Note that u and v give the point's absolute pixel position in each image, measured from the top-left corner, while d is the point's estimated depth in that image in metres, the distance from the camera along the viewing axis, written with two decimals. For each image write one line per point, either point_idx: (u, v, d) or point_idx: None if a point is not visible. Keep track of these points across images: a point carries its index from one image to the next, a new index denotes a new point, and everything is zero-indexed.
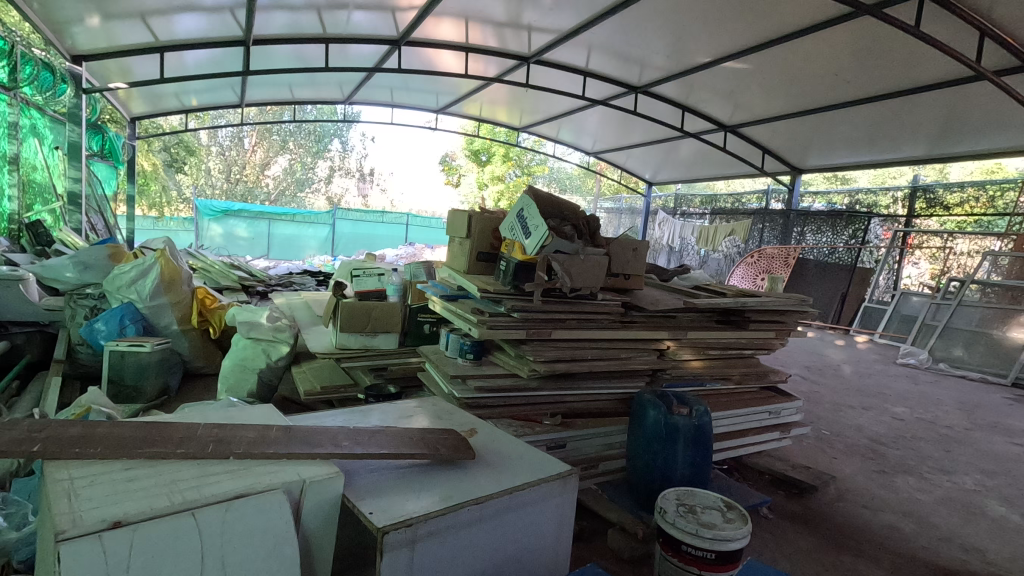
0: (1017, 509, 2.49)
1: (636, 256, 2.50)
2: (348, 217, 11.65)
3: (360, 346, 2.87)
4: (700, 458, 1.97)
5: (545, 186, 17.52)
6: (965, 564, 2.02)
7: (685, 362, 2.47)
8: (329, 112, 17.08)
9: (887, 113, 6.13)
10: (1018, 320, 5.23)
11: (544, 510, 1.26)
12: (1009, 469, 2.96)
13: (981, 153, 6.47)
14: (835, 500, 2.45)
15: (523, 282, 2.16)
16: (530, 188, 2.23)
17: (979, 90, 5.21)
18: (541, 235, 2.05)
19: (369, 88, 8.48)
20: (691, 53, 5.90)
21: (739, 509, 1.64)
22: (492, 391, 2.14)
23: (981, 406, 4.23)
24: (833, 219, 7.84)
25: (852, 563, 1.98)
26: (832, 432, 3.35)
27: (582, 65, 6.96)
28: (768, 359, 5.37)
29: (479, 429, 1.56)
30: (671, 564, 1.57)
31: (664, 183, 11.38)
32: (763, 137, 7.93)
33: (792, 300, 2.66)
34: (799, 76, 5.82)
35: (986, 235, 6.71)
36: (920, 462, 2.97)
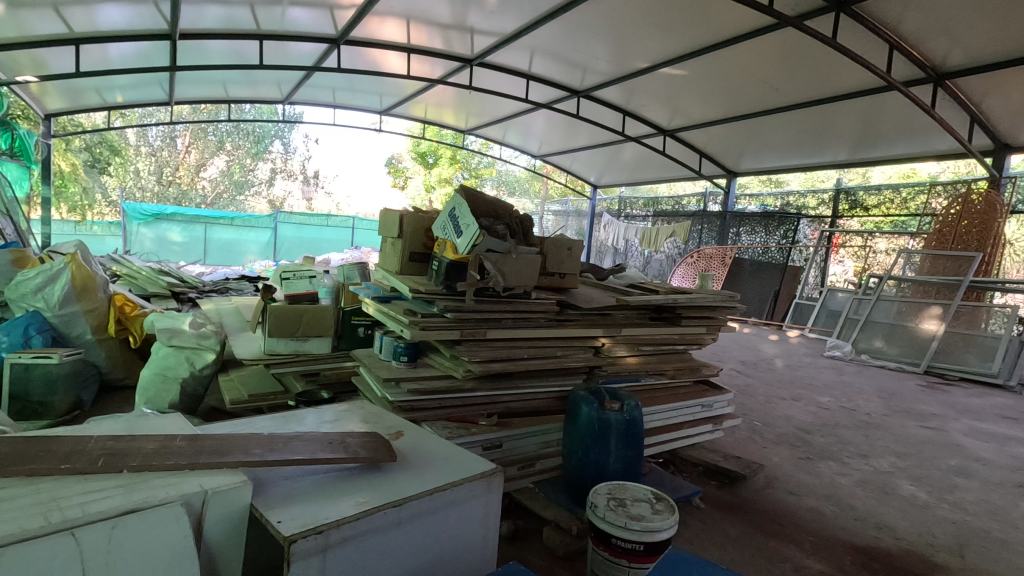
0: (925, 487, 2.67)
1: (570, 255, 2.52)
2: (291, 221, 11.28)
3: (291, 352, 2.79)
4: (631, 453, 2.01)
5: (493, 189, 17.55)
6: (878, 540, 2.15)
7: (620, 359, 2.52)
8: (270, 112, 16.54)
9: (813, 120, 6.49)
10: (929, 312, 5.64)
11: (468, 511, 1.24)
12: (920, 451, 3.18)
13: (896, 158, 6.95)
14: (763, 488, 2.55)
15: (455, 281, 2.15)
16: (462, 186, 2.23)
17: (890, 101, 5.61)
18: (472, 233, 2.03)
19: (309, 87, 8.23)
20: (631, 58, 6.05)
21: (668, 500, 1.68)
22: (426, 394, 2.11)
23: (896, 393, 4.54)
24: (765, 221, 8.26)
25: (776, 546, 2.06)
26: (763, 423, 3.49)
27: (525, 68, 7.02)
28: (707, 355, 5.56)
29: (405, 431, 1.53)
30: (603, 557, 1.58)
31: (608, 186, 11.67)
32: (699, 141, 8.23)
33: (720, 296, 2.77)
34: (731, 83, 6.09)
35: (900, 234, 7.03)
36: (842, 447, 3.15)
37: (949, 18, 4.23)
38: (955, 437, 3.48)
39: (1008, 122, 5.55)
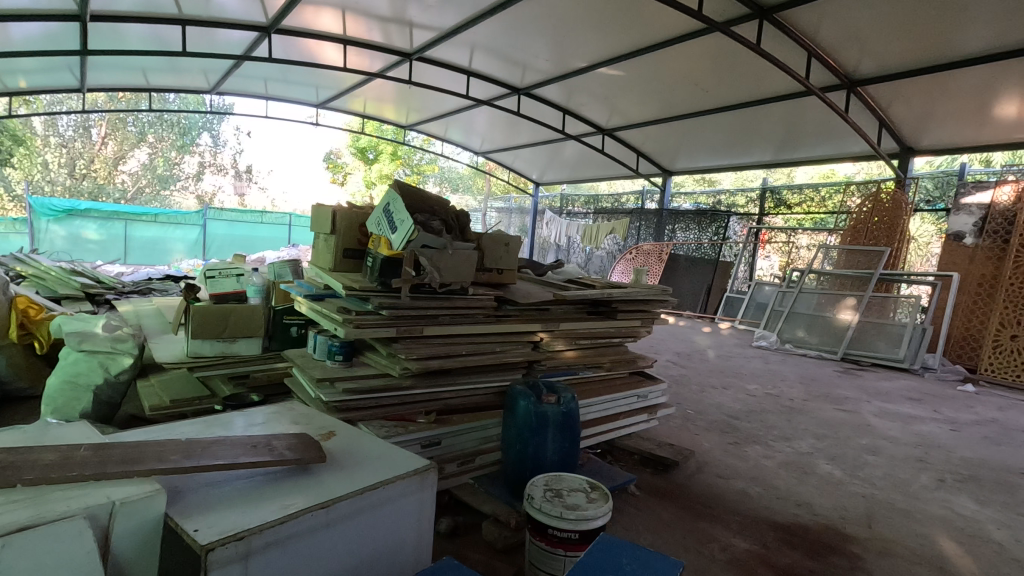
0: (839, 465, 2.87)
1: (508, 251, 2.52)
2: (221, 218, 10.73)
3: (218, 354, 2.68)
4: (567, 444, 2.04)
5: (436, 185, 17.38)
6: (797, 517, 2.29)
7: (558, 353, 2.56)
8: (197, 101, 15.65)
9: (741, 121, 6.82)
10: (845, 303, 6.06)
11: (402, 509, 1.23)
12: (835, 432, 3.41)
13: (816, 159, 7.42)
14: (695, 473, 2.66)
15: (390, 278, 2.12)
16: (395, 181, 2.19)
17: (810, 105, 5.98)
18: (406, 229, 1.99)
19: (238, 77, 7.84)
20: (570, 57, 6.14)
21: (602, 489, 1.72)
22: (362, 393, 2.08)
23: (815, 379, 4.85)
24: (699, 219, 8.72)
25: (705, 527, 2.16)
26: (696, 411, 3.65)
27: (465, 64, 6.98)
28: (644, 347, 5.75)
29: (338, 431, 1.49)
30: (539, 548, 1.61)
31: (550, 183, 11.86)
32: (637, 141, 8.48)
33: (653, 289, 2.86)
34: (665, 85, 6.31)
35: (821, 230, 7.46)
36: (767, 431, 3.33)
37: (859, 29, 4.56)
38: (866, 418, 3.76)
39: (911, 127, 6.04)
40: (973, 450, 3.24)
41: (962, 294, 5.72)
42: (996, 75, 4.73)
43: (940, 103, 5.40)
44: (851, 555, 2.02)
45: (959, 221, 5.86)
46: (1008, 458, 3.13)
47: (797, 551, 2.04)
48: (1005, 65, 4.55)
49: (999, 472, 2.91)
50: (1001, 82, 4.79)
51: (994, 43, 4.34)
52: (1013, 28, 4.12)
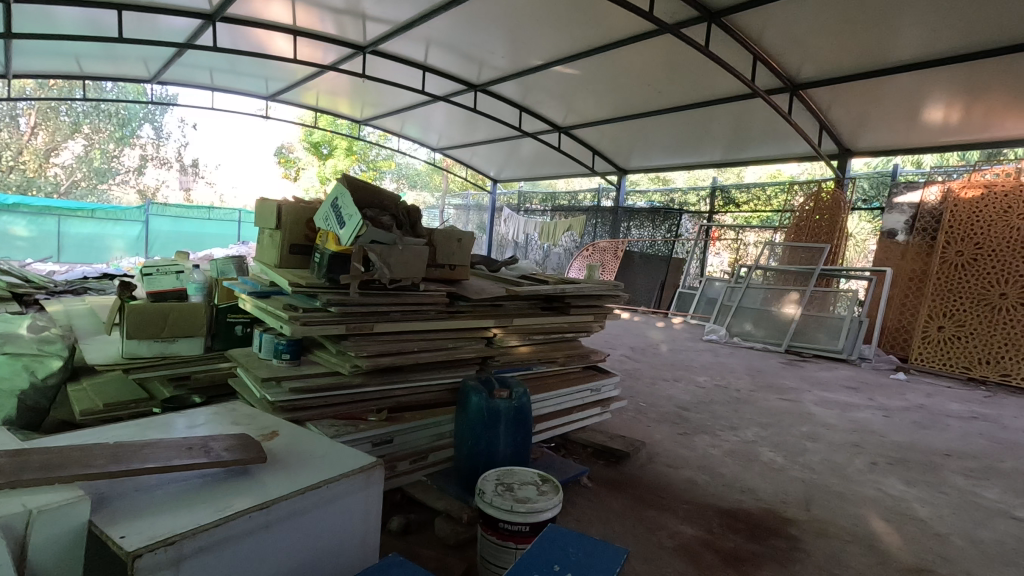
0: (781, 452, 3.00)
1: (460, 247, 2.52)
2: (165, 214, 10.27)
3: (156, 355, 2.57)
4: (520, 438, 2.06)
5: (393, 182, 17.14)
6: (741, 503, 2.38)
7: (511, 348, 2.57)
8: (137, 91, 14.88)
9: (692, 121, 7.01)
10: (788, 297, 6.33)
11: (347, 506, 1.22)
12: (778, 420, 3.57)
13: (761, 159, 7.72)
14: (646, 463, 2.72)
15: (338, 274, 2.08)
16: (343, 175, 2.15)
17: (756, 107, 6.21)
18: (355, 224, 1.95)
19: (181, 67, 7.49)
20: (526, 55, 6.17)
21: (553, 481, 1.75)
22: (309, 391, 2.03)
23: (761, 371, 5.05)
24: (652, 216, 8.95)
25: (654, 516, 2.21)
26: (648, 403, 3.74)
27: (421, 59, 6.90)
28: (599, 342, 5.86)
29: (281, 430, 1.46)
30: (491, 542, 1.61)
31: (508, 180, 11.91)
32: (592, 139, 8.61)
33: (605, 285, 2.91)
34: (619, 84, 6.41)
35: (767, 228, 7.72)
36: (714, 421, 3.45)
37: (801, 35, 4.77)
38: (807, 407, 3.94)
39: (849, 130, 6.36)
40: (903, 434, 3.45)
41: (895, 288, 6.07)
42: (924, 82, 5.03)
43: (874, 108, 5.71)
44: (790, 536, 2.12)
45: (892, 220, 6.22)
46: (934, 441, 3.34)
47: (740, 535, 2.12)
48: (932, 73, 4.86)
49: (925, 454, 3.10)
50: (929, 89, 5.11)
51: (922, 52, 4.62)
52: (939, 38, 4.39)
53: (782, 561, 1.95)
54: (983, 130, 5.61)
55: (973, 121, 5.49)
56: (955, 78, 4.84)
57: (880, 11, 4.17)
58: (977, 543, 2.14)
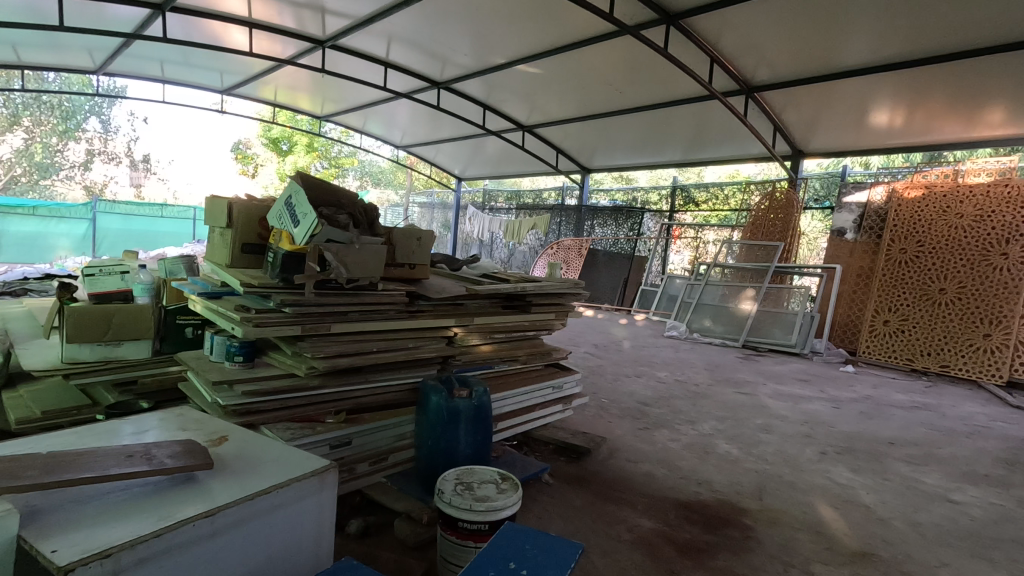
0: (737, 444, 3.09)
1: (420, 246, 2.51)
2: (115, 211, 9.84)
3: (100, 359, 2.45)
4: (480, 437, 2.06)
5: (356, 179, 16.86)
6: (697, 494, 2.44)
7: (473, 348, 2.57)
8: (83, 83, 14.22)
9: (652, 121, 7.14)
10: (745, 294, 6.52)
11: (299, 511, 1.19)
12: (735, 413, 3.68)
13: (720, 159, 7.92)
14: (607, 459, 2.76)
15: (293, 274, 2.04)
16: (298, 173, 2.11)
17: (714, 108, 6.36)
18: (309, 223, 1.91)
19: (129, 57, 7.18)
20: (488, 53, 6.16)
21: (512, 479, 1.75)
22: (264, 395, 1.98)
23: (719, 365, 5.19)
24: (615, 215, 9.06)
25: (614, 510, 2.25)
26: (609, 399, 3.80)
27: (382, 55, 6.80)
28: (563, 339, 5.92)
29: (231, 435, 1.42)
30: (450, 541, 1.60)
31: (473, 178, 11.89)
32: (556, 138, 8.67)
33: (566, 283, 2.93)
34: (581, 84, 6.47)
35: (725, 227, 7.81)
36: (674, 416, 3.53)
37: (756, 39, 4.91)
38: (762, 400, 4.07)
39: (801, 132, 6.59)
40: (850, 424, 3.60)
41: (844, 285, 6.32)
42: (871, 87, 5.26)
43: (825, 111, 5.93)
44: (743, 526, 2.18)
45: (842, 218, 6.47)
46: (880, 431, 3.50)
47: (696, 526, 2.17)
48: (878, 78, 5.08)
49: (871, 443, 3.25)
50: (876, 94, 5.34)
51: (869, 58, 4.82)
52: (884, 45, 4.59)
53: (736, 551, 2.01)
54: (925, 134, 5.91)
55: (916, 125, 5.77)
56: (899, 83, 5.07)
57: (829, 17, 4.33)
58: (917, 527, 2.26)
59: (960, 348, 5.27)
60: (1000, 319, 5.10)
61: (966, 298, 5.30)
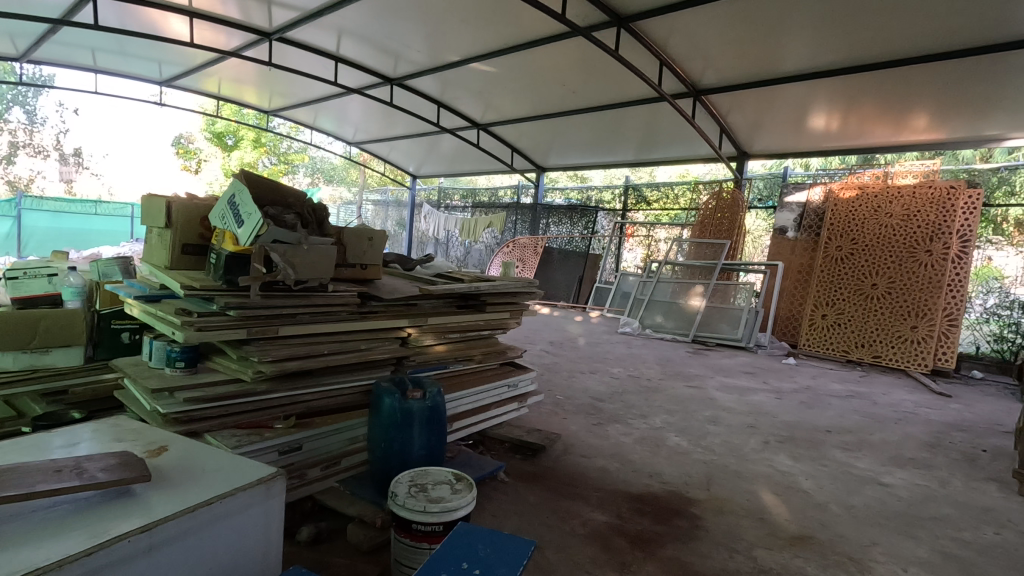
0: (686, 437, 3.20)
1: (372, 246, 2.48)
2: (42, 208, 9.29)
3: (25, 369, 2.28)
4: (435, 438, 2.05)
5: (307, 176, 16.41)
6: (648, 486, 2.51)
7: (427, 348, 2.55)
8: (5, 70, 13.26)
9: (605, 122, 7.27)
10: (694, 290, 6.73)
11: (245, 521, 1.16)
12: (684, 406, 3.80)
13: (669, 159, 8.14)
14: (561, 455, 2.80)
15: (237, 276, 1.97)
16: (243, 171, 2.05)
17: (663, 110, 6.54)
18: (254, 224, 1.86)
19: (56, 45, 6.75)
20: (442, 50, 6.11)
21: (467, 479, 1.76)
22: (208, 401, 1.91)
23: (670, 360, 5.34)
24: (570, 213, 9.18)
25: (568, 505, 2.29)
26: (564, 396, 3.85)
27: (332, 49, 6.64)
28: (519, 337, 5.95)
29: (172, 445, 1.36)
30: (404, 544, 1.59)
31: (427, 176, 11.80)
32: (511, 137, 8.70)
33: (520, 282, 2.95)
34: (535, 83, 6.51)
35: (676, 225, 8.04)
36: (626, 410, 3.61)
37: (702, 43, 5.07)
38: (709, 392, 4.22)
39: (745, 134, 6.85)
40: (791, 414, 3.79)
41: (786, 281, 6.61)
42: (809, 93, 5.53)
43: (767, 114, 6.19)
44: (692, 516, 2.26)
45: (783, 217, 6.76)
46: (818, 419, 3.69)
47: (647, 517, 2.24)
48: (815, 84, 5.34)
49: (810, 432, 3.42)
50: (814, 99, 5.62)
51: (806, 64, 5.06)
52: (821, 53, 4.83)
53: (685, 540, 2.08)
54: (857, 138, 6.26)
55: (849, 129, 6.09)
56: (833, 89, 5.36)
57: (770, 25, 4.53)
58: (850, 509, 2.40)
59: (890, 340, 5.63)
60: (925, 311, 5.47)
61: (895, 293, 5.65)
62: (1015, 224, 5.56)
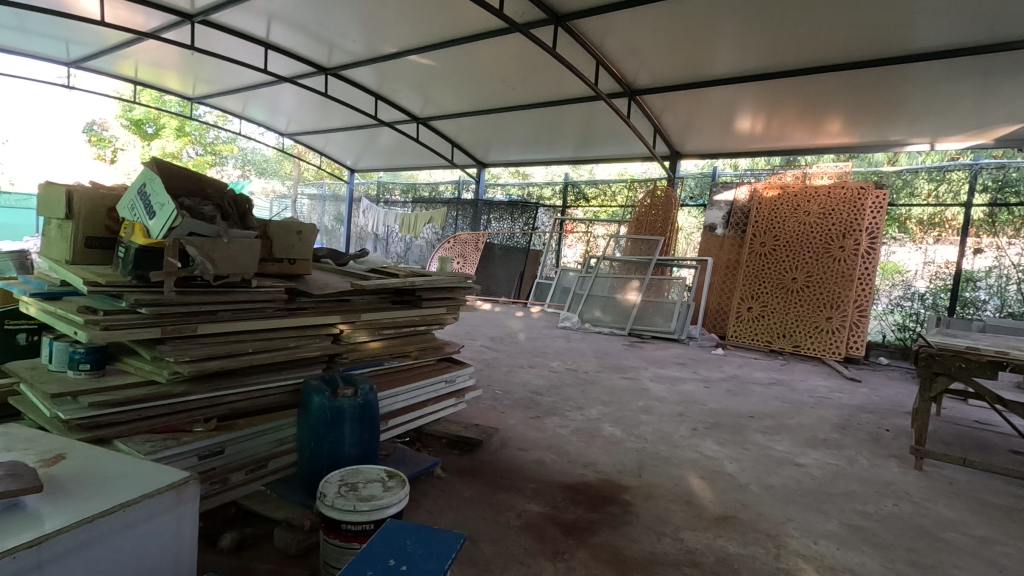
0: (620, 427, 3.29)
1: (301, 240, 2.38)
2: None
3: None
4: (367, 436, 2.00)
5: (236, 167, 15.61)
6: (583, 476, 2.57)
7: (361, 345, 2.48)
8: None
9: (544, 119, 7.34)
10: (631, 285, 6.94)
11: (153, 531, 1.10)
12: (619, 398, 3.91)
13: (607, 158, 8.33)
14: (498, 449, 2.81)
15: (149, 270, 1.85)
16: (155, 159, 1.93)
17: (600, 109, 6.69)
18: (168, 215, 1.74)
19: None
20: (379, 41, 5.96)
21: (399, 476, 1.73)
22: (118, 405, 1.78)
23: (606, 353, 5.48)
24: (511, 210, 9.24)
25: (504, 498, 2.30)
26: (503, 390, 3.87)
27: (262, 36, 6.35)
28: (460, 333, 5.92)
29: (69, 453, 1.26)
30: (332, 545, 1.55)
31: (366, 170, 11.51)
32: (451, 132, 8.62)
33: (456, 277, 2.93)
34: (474, 78, 6.48)
35: (613, 222, 8.24)
36: (564, 403, 3.68)
37: (636, 44, 5.21)
38: (643, 383, 4.37)
39: (677, 134, 7.11)
40: (718, 402, 3.98)
41: (715, 275, 6.93)
42: (736, 96, 5.81)
43: (698, 116, 6.45)
44: (623, 502, 2.33)
45: (712, 215, 7.06)
46: (743, 406, 3.90)
47: (581, 506, 2.29)
48: (740, 88, 5.62)
49: (735, 418, 3.61)
50: (740, 101, 5.89)
51: (733, 68, 5.31)
52: (747, 58, 5.08)
53: (617, 526, 2.14)
54: (779, 139, 6.62)
55: (772, 131, 6.44)
56: (757, 94, 5.67)
57: (700, 29, 4.71)
58: (769, 489, 2.55)
59: (808, 330, 6.01)
60: (839, 303, 5.87)
61: (812, 286, 6.04)
62: (917, 223, 6.06)
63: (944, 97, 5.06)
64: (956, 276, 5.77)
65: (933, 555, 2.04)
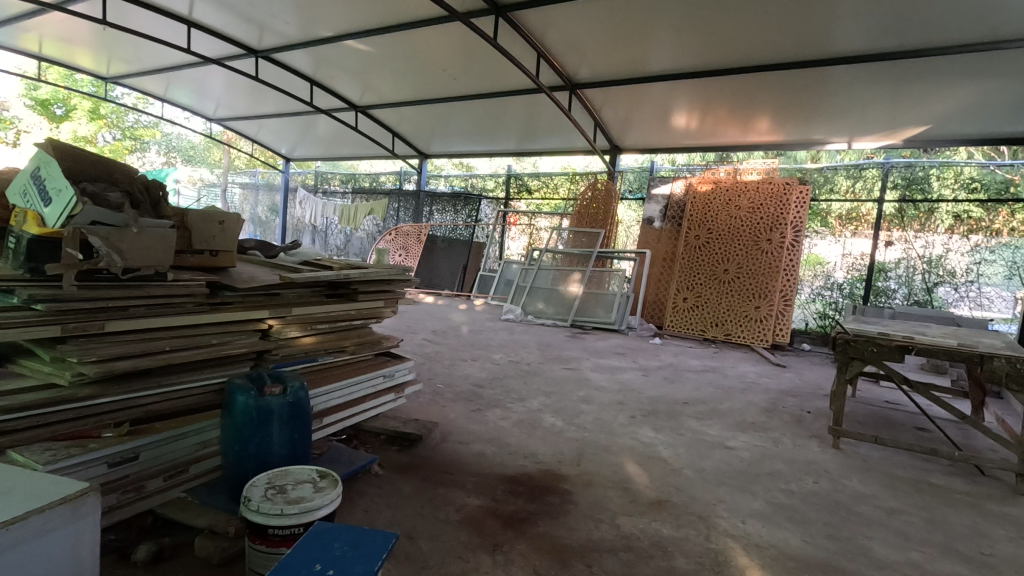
0: (561, 417, 3.32)
1: (223, 230, 2.26)
2: None
3: None
4: (298, 435, 1.92)
5: (159, 154, 14.60)
6: (523, 467, 2.58)
7: (292, 340, 2.38)
8: None
9: (486, 110, 7.29)
10: (573, 277, 7.02)
11: (45, 548, 1.00)
12: (560, 388, 3.95)
13: (549, 150, 8.39)
14: (439, 443, 2.77)
15: (45, 262, 1.69)
16: (49, 141, 1.77)
17: (541, 101, 6.70)
18: (65, 201, 1.60)
19: None
20: (313, 23, 5.70)
21: (332, 476, 1.67)
22: (11, 412, 1.62)
23: (549, 344, 5.52)
24: (453, 202, 9.12)
25: (443, 493, 2.27)
26: (445, 384, 3.82)
27: (184, 12, 5.93)
28: (401, 326, 5.81)
29: None
30: (258, 552, 1.47)
31: (302, 160, 11.07)
32: (392, 121, 8.41)
33: (394, 269, 2.85)
34: (415, 66, 6.33)
35: (555, 215, 8.31)
36: (505, 395, 3.68)
37: (576, 38, 5.24)
38: (584, 373, 4.43)
39: (617, 129, 7.24)
40: (655, 389, 4.10)
41: (653, 267, 7.13)
42: (672, 93, 5.98)
43: (637, 111, 6.61)
44: (563, 492, 2.36)
45: (650, 208, 7.27)
46: (678, 393, 4.04)
47: (521, 497, 2.29)
48: (676, 85, 5.78)
49: (670, 405, 3.73)
50: (676, 98, 6.05)
51: (669, 65, 5.44)
52: (683, 56, 5.21)
53: (555, 515, 2.16)
54: (712, 136, 6.86)
55: (706, 128, 6.67)
56: (692, 92, 5.85)
57: (638, 26, 4.79)
58: (701, 472, 2.64)
59: (739, 318, 6.30)
60: (766, 293, 6.17)
61: (743, 276, 6.32)
62: (836, 217, 6.47)
63: (861, 100, 5.39)
64: (870, 267, 6.21)
65: (848, 528, 2.18)
